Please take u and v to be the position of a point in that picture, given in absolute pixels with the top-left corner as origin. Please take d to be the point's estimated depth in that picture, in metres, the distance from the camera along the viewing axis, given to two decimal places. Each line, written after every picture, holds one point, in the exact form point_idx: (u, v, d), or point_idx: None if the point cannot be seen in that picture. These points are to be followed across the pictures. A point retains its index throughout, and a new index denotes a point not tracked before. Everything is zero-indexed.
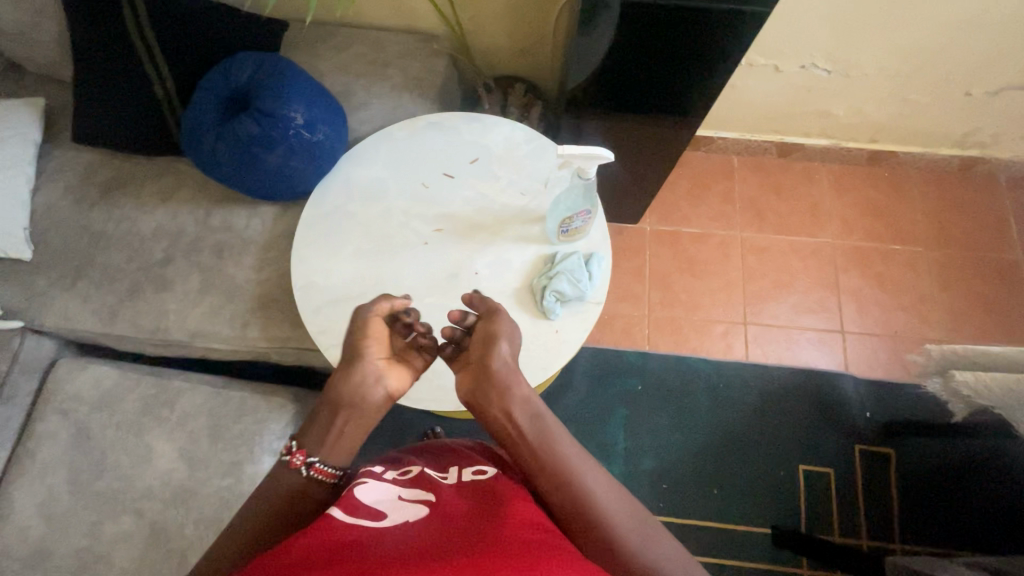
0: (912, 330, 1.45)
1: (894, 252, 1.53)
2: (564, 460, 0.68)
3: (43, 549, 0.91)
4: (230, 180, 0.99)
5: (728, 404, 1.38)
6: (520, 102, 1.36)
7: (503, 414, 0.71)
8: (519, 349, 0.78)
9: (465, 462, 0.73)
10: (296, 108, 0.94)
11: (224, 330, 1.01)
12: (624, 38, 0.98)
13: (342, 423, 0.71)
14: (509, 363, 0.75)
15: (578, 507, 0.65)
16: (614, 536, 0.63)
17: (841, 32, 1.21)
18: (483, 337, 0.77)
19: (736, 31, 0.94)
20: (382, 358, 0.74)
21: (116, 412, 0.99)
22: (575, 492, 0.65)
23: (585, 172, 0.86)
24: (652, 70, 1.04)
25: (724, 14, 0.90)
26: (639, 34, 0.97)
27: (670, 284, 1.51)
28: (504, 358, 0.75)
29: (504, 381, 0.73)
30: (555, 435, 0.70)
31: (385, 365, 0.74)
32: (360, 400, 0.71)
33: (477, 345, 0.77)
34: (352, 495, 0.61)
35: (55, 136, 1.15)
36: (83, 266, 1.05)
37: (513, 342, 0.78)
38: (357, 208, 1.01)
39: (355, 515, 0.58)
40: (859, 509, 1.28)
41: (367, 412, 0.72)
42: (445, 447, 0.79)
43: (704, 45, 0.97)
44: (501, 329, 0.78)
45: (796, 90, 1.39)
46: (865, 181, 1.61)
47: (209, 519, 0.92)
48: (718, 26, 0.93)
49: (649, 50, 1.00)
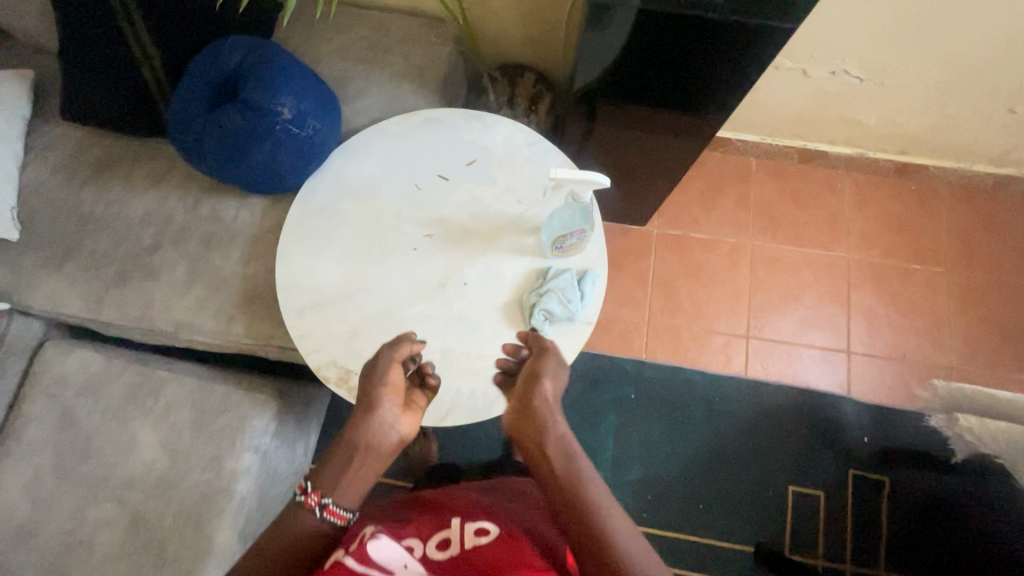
0: (922, 355, 1.40)
1: (912, 271, 1.46)
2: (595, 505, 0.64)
3: (28, 528, 0.93)
4: (215, 171, 0.95)
5: (722, 417, 1.35)
6: (528, 93, 1.27)
7: (539, 449, 0.70)
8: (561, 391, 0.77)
9: (467, 515, 0.71)
10: (284, 100, 0.89)
11: (209, 323, 0.99)
12: (634, 43, 0.92)
13: (357, 466, 0.71)
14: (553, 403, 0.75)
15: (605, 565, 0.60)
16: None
17: (875, 38, 1.11)
18: (527, 379, 0.77)
19: (758, 44, 0.87)
20: (398, 404, 0.74)
21: (101, 398, 0.99)
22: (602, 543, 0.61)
23: (580, 196, 0.83)
24: (664, 77, 0.98)
25: (745, 27, 0.84)
26: (652, 40, 0.90)
27: (674, 289, 1.46)
28: (546, 399, 0.74)
29: (542, 416, 0.72)
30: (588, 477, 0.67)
31: (401, 411, 0.74)
32: (375, 444, 0.71)
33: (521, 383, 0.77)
34: (364, 544, 0.63)
35: (44, 109, 1.11)
36: (71, 249, 1.03)
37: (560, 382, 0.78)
38: (347, 206, 0.97)
39: (366, 566, 0.59)
40: (846, 535, 1.26)
41: (378, 456, 0.72)
42: (441, 498, 0.78)
43: (725, 55, 0.90)
44: (548, 368, 0.79)
45: (825, 96, 1.30)
46: (890, 192, 1.51)
47: (189, 512, 0.93)
48: (738, 39, 0.87)
49: (661, 58, 0.94)
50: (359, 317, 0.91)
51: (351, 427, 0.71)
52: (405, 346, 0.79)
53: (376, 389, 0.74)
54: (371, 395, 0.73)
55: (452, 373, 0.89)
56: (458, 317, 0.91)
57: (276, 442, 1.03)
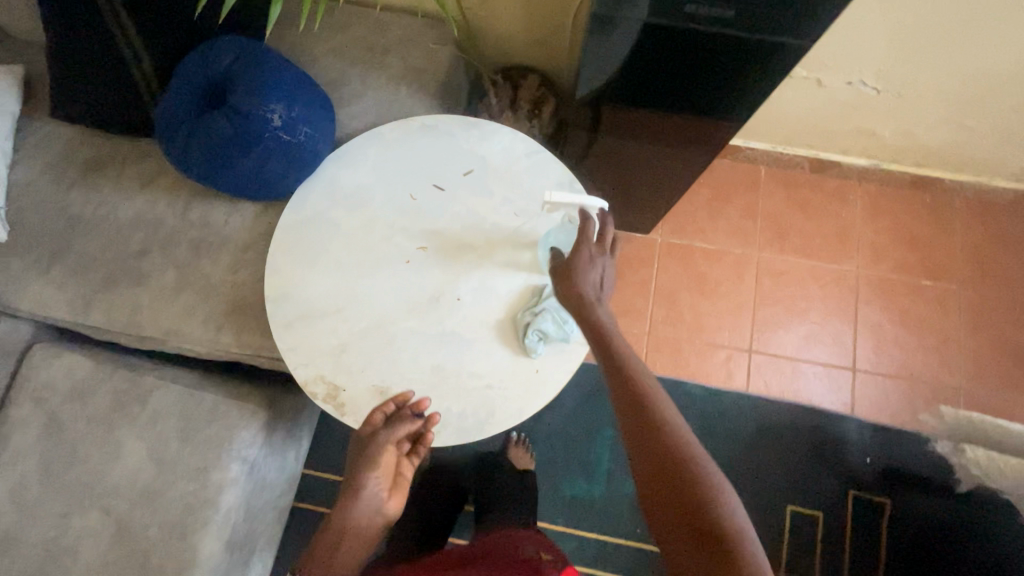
0: (930, 375, 1.36)
1: (923, 288, 1.42)
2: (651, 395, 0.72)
3: (13, 535, 0.92)
4: (203, 178, 0.92)
5: (721, 433, 1.32)
6: (531, 97, 1.23)
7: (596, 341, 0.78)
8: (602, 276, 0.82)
9: None
10: (273, 106, 0.86)
11: (198, 331, 0.97)
12: (645, 57, 0.87)
13: (342, 548, 0.81)
14: (596, 291, 0.81)
15: (664, 445, 0.67)
16: (696, 482, 0.64)
17: (897, 50, 1.07)
18: (568, 270, 0.81)
19: (776, 64, 0.83)
20: (385, 488, 0.83)
21: (88, 404, 0.98)
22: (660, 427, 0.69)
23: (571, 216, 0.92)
24: (674, 92, 0.94)
25: (762, 45, 0.80)
26: (663, 56, 0.86)
27: (676, 300, 1.43)
28: (587, 291, 0.80)
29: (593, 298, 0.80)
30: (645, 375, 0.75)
31: (387, 493, 0.84)
32: (360, 527, 0.81)
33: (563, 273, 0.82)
34: None
35: (36, 107, 1.09)
36: (59, 251, 1.01)
37: (603, 269, 0.83)
38: (339, 216, 0.94)
39: None
40: (845, 558, 1.24)
41: (363, 535, 0.82)
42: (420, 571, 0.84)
43: (740, 73, 0.86)
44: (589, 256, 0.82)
45: (840, 107, 1.25)
46: (904, 205, 1.47)
47: (174, 522, 0.92)
48: (754, 57, 0.83)
49: (672, 74, 0.90)
50: (349, 331, 0.89)
51: (338, 513, 0.81)
52: (398, 428, 0.82)
53: (364, 474, 0.83)
54: (358, 480, 0.83)
55: (442, 392, 0.86)
56: (450, 334, 0.89)
57: (264, 452, 1.01)
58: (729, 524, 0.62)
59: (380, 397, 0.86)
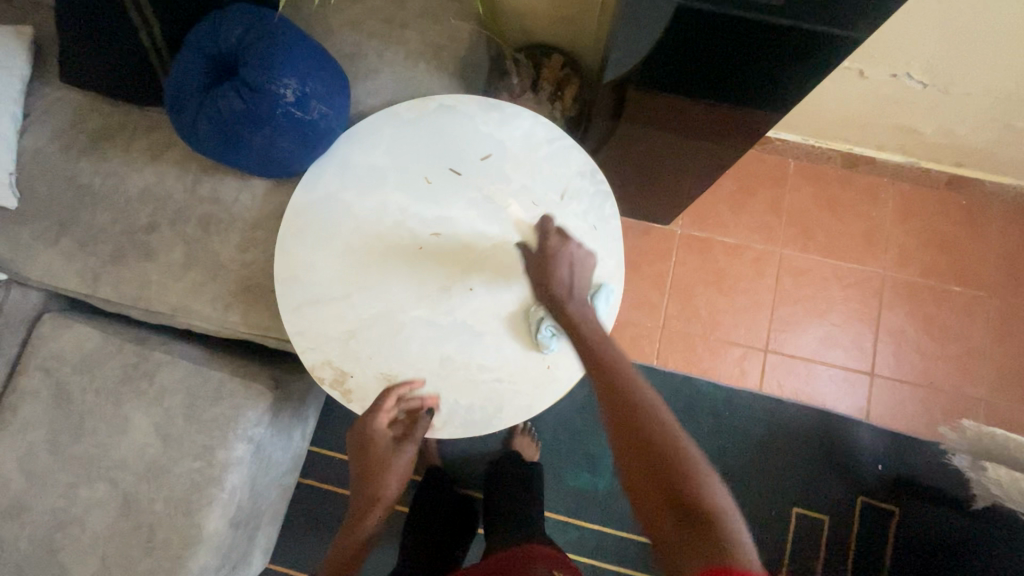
0: (950, 384, 1.32)
1: (950, 294, 1.37)
2: (623, 377, 0.71)
3: (24, 502, 0.94)
4: (212, 154, 0.90)
5: (730, 432, 1.30)
6: (554, 78, 1.19)
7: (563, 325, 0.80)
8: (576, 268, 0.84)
9: None
10: (286, 81, 0.83)
11: (206, 309, 0.96)
12: (683, 45, 0.82)
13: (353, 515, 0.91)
14: (568, 288, 0.82)
15: (638, 431, 0.66)
16: (676, 466, 0.62)
17: (949, 44, 1.00)
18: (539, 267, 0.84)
19: (825, 55, 0.78)
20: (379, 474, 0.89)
21: (96, 377, 0.97)
22: (633, 409, 0.68)
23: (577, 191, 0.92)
24: (713, 82, 0.89)
25: (813, 35, 0.75)
26: (705, 44, 0.81)
27: (692, 295, 1.39)
28: (557, 291, 0.81)
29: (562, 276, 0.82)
30: (619, 357, 0.74)
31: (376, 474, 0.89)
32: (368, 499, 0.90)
33: (534, 269, 0.85)
34: None
35: (46, 71, 1.06)
36: (68, 221, 0.99)
37: (573, 263, 0.84)
38: (352, 198, 0.91)
39: None
40: (847, 564, 1.23)
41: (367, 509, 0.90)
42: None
43: (786, 63, 0.81)
44: (557, 248, 0.85)
45: (880, 101, 1.18)
46: (936, 207, 1.41)
47: (179, 499, 0.92)
48: (803, 47, 0.77)
49: (712, 63, 0.85)
50: (359, 318, 0.87)
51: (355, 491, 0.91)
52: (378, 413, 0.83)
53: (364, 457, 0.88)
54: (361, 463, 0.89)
55: (451, 384, 0.85)
56: (461, 326, 0.86)
57: (270, 431, 1.01)
58: (706, 498, 0.60)
59: (387, 386, 0.85)
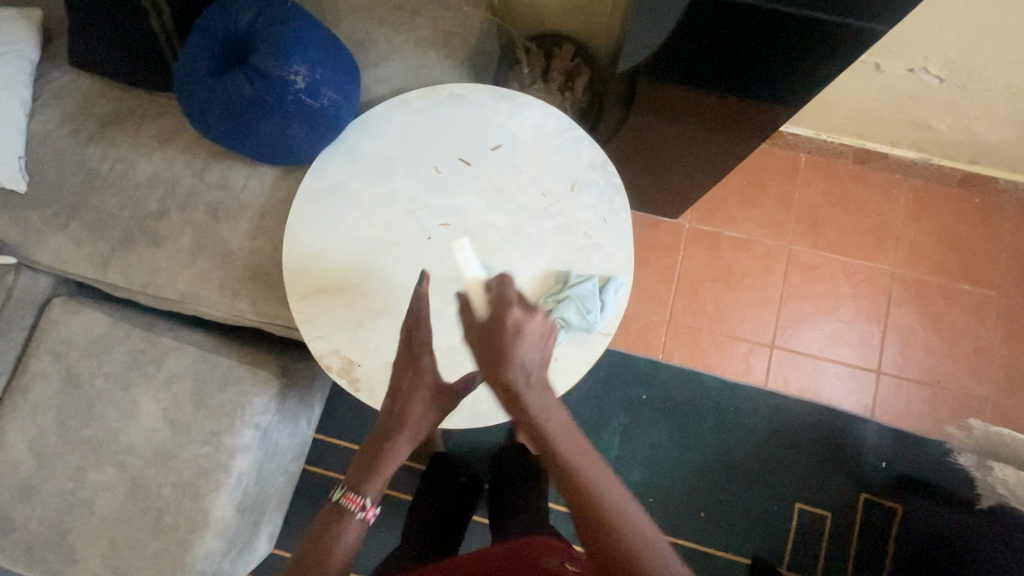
0: (958, 384, 1.31)
1: (960, 293, 1.36)
2: (593, 491, 0.56)
3: (34, 483, 0.95)
4: (221, 140, 0.89)
5: (734, 427, 1.30)
6: (565, 68, 1.19)
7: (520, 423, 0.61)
8: (538, 341, 0.63)
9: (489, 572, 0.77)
10: (296, 67, 0.82)
11: (214, 296, 0.96)
12: (699, 35, 0.81)
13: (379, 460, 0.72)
14: (525, 378, 0.61)
15: (605, 561, 0.53)
16: None
17: (968, 38, 0.98)
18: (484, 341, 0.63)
19: (843, 48, 0.77)
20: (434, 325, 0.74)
21: (104, 362, 0.98)
22: (601, 531, 0.54)
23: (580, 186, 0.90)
24: (727, 74, 0.87)
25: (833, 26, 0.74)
26: (721, 36, 0.80)
27: (699, 290, 1.38)
28: (514, 381, 0.61)
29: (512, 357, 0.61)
30: (576, 453, 0.58)
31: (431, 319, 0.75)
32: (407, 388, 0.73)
33: (484, 354, 0.62)
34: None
35: (55, 55, 1.06)
36: (76, 206, 0.99)
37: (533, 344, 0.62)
38: (360, 187, 0.91)
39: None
40: (848, 561, 1.23)
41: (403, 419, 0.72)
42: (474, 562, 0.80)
43: (803, 56, 0.80)
44: (518, 325, 0.62)
45: (895, 96, 1.17)
46: (949, 205, 1.39)
47: (187, 483, 0.93)
48: (822, 38, 0.76)
49: (727, 55, 0.84)
50: (367, 307, 0.87)
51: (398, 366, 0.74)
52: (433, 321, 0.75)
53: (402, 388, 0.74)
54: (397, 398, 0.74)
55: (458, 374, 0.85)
56: None
57: (277, 419, 1.01)
58: None
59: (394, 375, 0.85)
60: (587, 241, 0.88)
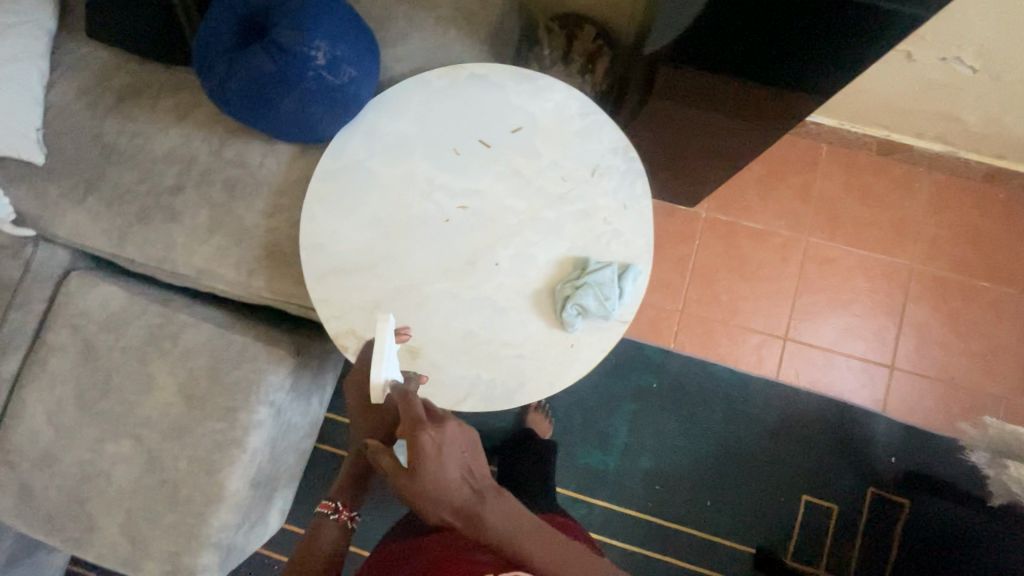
0: (971, 382, 1.30)
1: (979, 290, 1.34)
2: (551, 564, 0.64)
3: (53, 453, 0.96)
4: (239, 116, 0.89)
5: (744, 418, 1.30)
6: (586, 49, 1.16)
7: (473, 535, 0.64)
8: (455, 454, 0.66)
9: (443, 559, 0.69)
10: (318, 43, 0.81)
11: (230, 274, 0.96)
12: (732, 17, 0.79)
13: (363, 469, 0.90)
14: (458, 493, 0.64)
15: None
16: None
17: (1007, 26, 0.95)
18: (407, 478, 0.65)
19: (881, 34, 0.74)
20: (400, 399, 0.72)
21: (121, 336, 0.98)
22: None
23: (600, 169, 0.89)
24: (758, 61, 0.85)
25: (872, 11, 0.71)
26: (755, 18, 0.78)
27: (713, 280, 1.37)
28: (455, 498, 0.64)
29: (432, 487, 0.64)
30: (528, 538, 0.64)
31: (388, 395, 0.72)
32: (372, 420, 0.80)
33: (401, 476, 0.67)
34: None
35: (72, 26, 1.05)
36: (93, 180, 0.99)
37: (451, 457, 0.65)
38: (378, 167, 0.90)
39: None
40: (852, 554, 1.24)
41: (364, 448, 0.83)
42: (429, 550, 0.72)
43: (837, 42, 0.78)
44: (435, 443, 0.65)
45: (925, 85, 1.14)
46: (971, 200, 1.37)
47: (202, 457, 0.94)
48: (859, 24, 0.74)
49: (759, 39, 0.81)
50: (383, 289, 0.87)
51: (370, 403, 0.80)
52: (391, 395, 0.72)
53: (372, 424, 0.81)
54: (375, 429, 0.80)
55: (474, 358, 0.85)
56: (485, 301, 0.86)
57: (291, 396, 1.02)
58: None
59: (410, 357, 0.85)
60: (606, 227, 0.87)
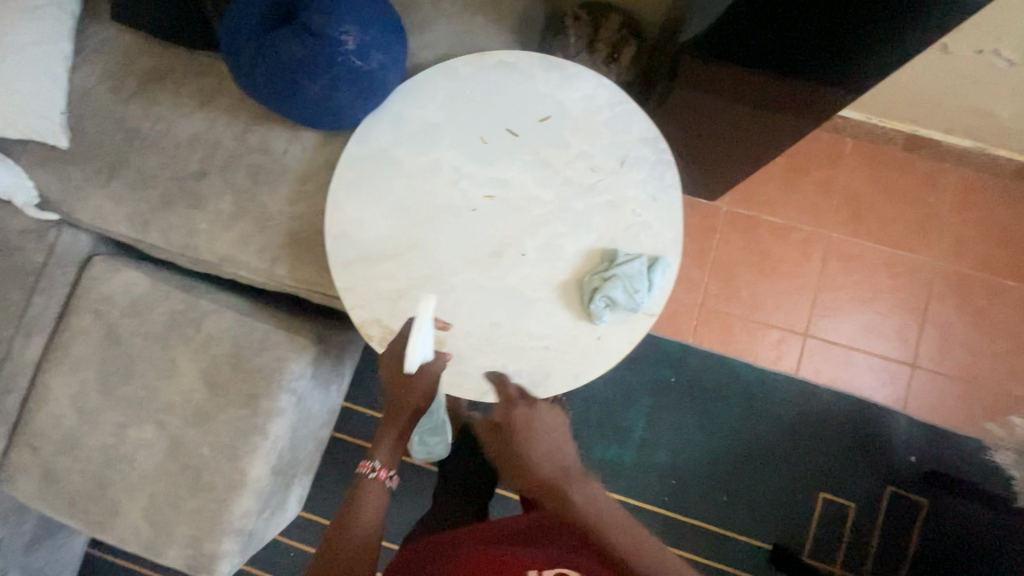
0: (994, 381, 1.29)
1: (1004, 288, 1.32)
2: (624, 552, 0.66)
3: (76, 436, 0.97)
4: (265, 102, 0.88)
5: (762, 414, 1.29)
6: (609, 40, 1.15)
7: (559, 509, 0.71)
8: (549, 432, 0.77)
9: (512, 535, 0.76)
10: (347, 28, 0.80)
11: (253, 260, 0.95)
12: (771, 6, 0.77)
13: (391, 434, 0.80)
14: (546, 462, 0.74)
15: None
16: None
17: None
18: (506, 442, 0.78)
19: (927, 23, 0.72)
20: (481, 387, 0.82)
21: (143, 321, 0.98)
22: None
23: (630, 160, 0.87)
24: (795, 52, 0.83)
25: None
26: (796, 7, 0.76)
27: (733, 276, 1.36)
28: (544, 468, 0.74)
29: (524, 451, 0.75)
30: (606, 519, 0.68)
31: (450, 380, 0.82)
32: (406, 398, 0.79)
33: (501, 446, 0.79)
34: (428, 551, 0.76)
35: (95, 9, 1.04)
36: (116, 164, 0.99)
37: (542, 428, 0.77)
38: (404, 154, 0.89)
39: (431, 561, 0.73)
40: (869, 551, 1.23)
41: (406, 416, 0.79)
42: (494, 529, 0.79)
43: (880, 31, 0.75)
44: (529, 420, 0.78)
45: (959, 79, 1.11)
46: (998, 197, 1.34)
47: (224, 444, 0.94)
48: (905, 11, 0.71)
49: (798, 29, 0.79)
50: (408, 277, 0.86)
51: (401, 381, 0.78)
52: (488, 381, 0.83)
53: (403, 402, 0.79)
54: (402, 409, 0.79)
55: (500, 348, 0.84)
56: (512, 292, 0.85)
57: (312, 384, 1.01)
58: None
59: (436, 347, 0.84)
60: (635, 219, 0.86)
